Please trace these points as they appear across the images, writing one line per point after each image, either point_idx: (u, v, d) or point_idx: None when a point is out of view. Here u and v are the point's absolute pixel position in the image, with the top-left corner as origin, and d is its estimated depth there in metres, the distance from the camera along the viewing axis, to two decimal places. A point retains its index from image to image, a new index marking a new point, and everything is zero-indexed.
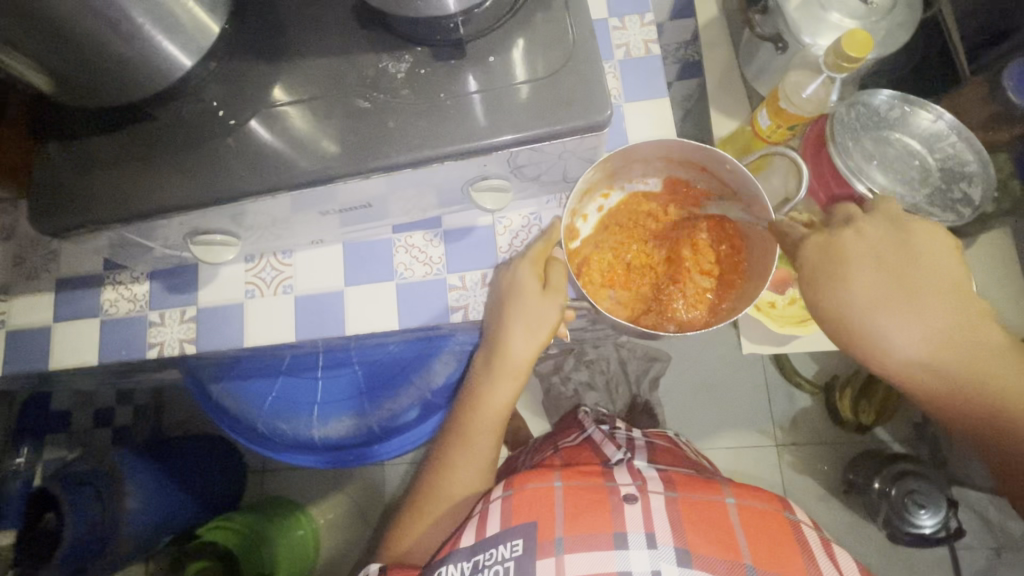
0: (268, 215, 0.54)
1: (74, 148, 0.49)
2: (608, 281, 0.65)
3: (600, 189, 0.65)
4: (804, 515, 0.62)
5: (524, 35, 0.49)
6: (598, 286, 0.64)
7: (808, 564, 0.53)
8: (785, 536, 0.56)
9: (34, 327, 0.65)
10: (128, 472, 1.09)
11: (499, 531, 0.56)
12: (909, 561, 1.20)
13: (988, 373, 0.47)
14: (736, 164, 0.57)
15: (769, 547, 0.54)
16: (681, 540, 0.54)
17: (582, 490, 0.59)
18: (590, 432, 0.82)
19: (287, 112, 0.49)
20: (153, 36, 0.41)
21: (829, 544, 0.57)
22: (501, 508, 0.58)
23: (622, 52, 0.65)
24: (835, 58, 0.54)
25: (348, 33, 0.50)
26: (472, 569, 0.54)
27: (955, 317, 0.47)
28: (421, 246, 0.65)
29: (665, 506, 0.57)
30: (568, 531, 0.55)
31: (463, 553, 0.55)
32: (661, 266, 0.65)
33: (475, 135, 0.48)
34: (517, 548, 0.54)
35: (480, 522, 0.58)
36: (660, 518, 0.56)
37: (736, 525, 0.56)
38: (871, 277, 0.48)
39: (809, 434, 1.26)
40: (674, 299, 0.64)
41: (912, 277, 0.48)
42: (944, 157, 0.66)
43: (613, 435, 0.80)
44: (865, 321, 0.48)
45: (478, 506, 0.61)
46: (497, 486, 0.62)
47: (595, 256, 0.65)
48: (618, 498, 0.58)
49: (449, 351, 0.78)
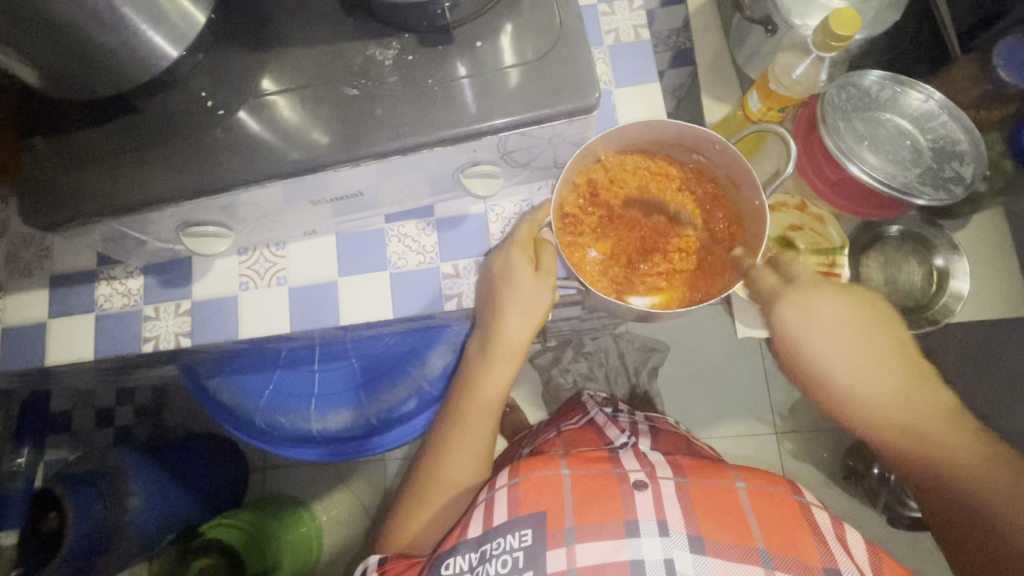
0: (259, 206, 0.54)
1: (60, 141, 0.49)
2: (614, 176, 0.61)
3: (678, 146, 0.61)
4: (812, 495, 0.61)
5: (512, 21, 0.49)
6: (604, 171, 0.61)
7: (822, 550, 0.53)
8: (794, 518, 0.55)
9: (28, 324, 0.65)
10: (130, 471, 1.08)
11: (506, 521, 0.55)
12: (911, 545, 1.20)
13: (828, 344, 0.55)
14: (727, 144, 0.56)
15: (780, 531, 0.54)
16: (692, 526, 0.53)
17: (590, 478, 0.58)
18: (593, 414, 0.83)
19: (274, 102, 0.49)
20: (138, 26, 0.41)
21: (841, 525, 0.56)
22: (508, 497, 0.57)
23: (612, 38, 0.65)
24: (823, 37, 0.53)
25: (335, 22, 0.50)
26: (480, 560, 0.53)
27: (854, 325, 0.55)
28: (414, 235, 0.65)
29: (675, 491, 0.57)
30: (578, 520, 0.54)
31: (470, 544, 0.55)
32: (639, 236, 0.62)
33: (466, 121, 0.48)
34: (525, 538, 0.54)
35: (486, 512, 0.57)
36: (671, 504, 0.55)
37: (746, 509, 0.55)
38: (831, 329, 0.55)
39: (809, 422, 1.26)
40: (620, 256, 0.62)
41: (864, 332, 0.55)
42: (936, 138, 0.66)
43: (615, 418, 0.82)
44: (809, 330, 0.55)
45: (483, 495, 0.60)
46: (500, 475, 0.61)
47: (628, 165, 0.62)
48: (627, 486, 0.57)
49: (446, 342, 0.81)
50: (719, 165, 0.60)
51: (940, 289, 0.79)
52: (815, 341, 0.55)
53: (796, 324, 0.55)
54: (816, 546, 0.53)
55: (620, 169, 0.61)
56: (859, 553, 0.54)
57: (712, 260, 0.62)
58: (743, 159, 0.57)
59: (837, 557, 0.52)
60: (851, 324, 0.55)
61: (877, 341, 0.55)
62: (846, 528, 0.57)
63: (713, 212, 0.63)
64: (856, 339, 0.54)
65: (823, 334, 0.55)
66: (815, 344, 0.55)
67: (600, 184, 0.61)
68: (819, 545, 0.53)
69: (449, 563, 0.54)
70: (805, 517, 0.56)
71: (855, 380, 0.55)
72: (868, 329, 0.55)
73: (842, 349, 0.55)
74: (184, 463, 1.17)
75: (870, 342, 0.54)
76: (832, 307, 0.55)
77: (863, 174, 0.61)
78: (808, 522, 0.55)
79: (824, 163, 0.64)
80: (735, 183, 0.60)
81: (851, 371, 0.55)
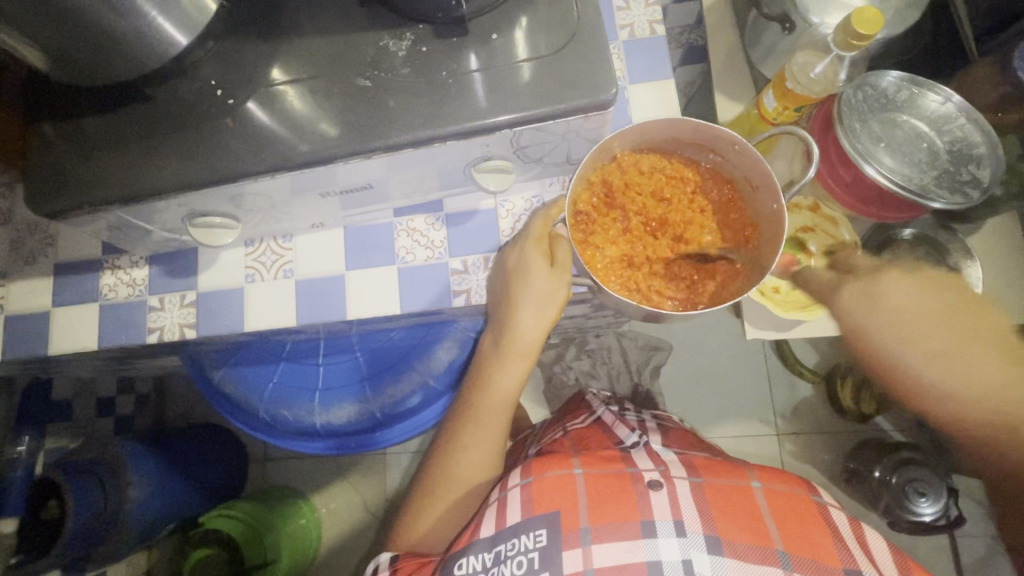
0: (268, 197, 0.53)
1: (67, 128, 0.48)
2: (629, 177, 0.61)
3: (695, 147, 0.61)
4: (829, 496, 0.61)
5: (528, 13, 0.48)
6: (619, 173, 0.60)
7: (840, 550, 0.52)
8: (811, 519, 0.55)
9: (31, 312, 0.64)
10: (130, 461, 1.06)
11: (520, 521, 0.55)
12: (910, 548, 1.20)
13: (891, 318, 0.57)
14: (746, 144, 0.55)
15: (798, 531, 0.53)
16: (710, 527, 0.53)
17: (604, 478, 0.58)
18: (601, 413, 0.83)
19: (284, 92, 0.48)
20: (149, 12, 0.40)
21: (857, 526, 0.56)
22: (521, 497, 0.57)
23: (627, 33, 0.65)
24: (844, 35, 0.52)
25: (348, 12, 0.49)
26: (494, 561, 0.53)
27: (924, 302, 0.56)
28: (422, 230, 0.64)
29: (691, 492, 0.56)
30: (593, 521, 0.53)
31: (483, 544, 0.55)
32: (655, 237, 0.61)
33: (477, 116, 0.47)
34: (540, 539, 0.53)
35: (499, 512, 0.57)
36: (687, 504, 0.54)
37: (763, 509, 0.55)
38: (902, 315, 0.57)
39: (811, 423, 1.25)
40: (635, 256, 0.61)
41: (933, 314, 0.56)
42: (953, 140, 0.65)
43: (624, 417, 0.81)
44: (869, 320, 0.58)
45: (495, 494, 0.60)
46: (513, 475, 0.61)
47: (645, 168, 0.61)
48: (642, 486, 0.57)
49: (452, 337, 0.80)
50: (736, 164, 0.59)
51: None
52: (879, 322, 0.57)
53: (861, 308, 0.59)
54: (834, 546, 0.53)
55: (635, 168, 0.61)
56: (877, 552, 0.54)
57: (727, 262, 0.61)
58: (762, 161, 0.56)
59: (856, 559, 0.51)
60: (927, 306, 0.56)
61: (948, 320, 0.55)
62: (862, 527, 0.57)
63: (729, 215, 0.62)
64: (920, 318, 0.56)
65: (891, 320, 0.57)
66: (883, 331, 0.57)
67: (615, 186, 0.60)
68: (838, 548, 0.52)
69: (462, 563, 0.54)
70: (823, 517, 0.55)
71: (928, 369, 0.56)
72: (937, 308, 0.56)
73: (917, 334, 0.56)
74: (186, 453, 1.17)
75: (936, 321, 0.56)
76: (899, 289, 0.57)
77: (879, 176, 0.60)
78: (827, 524, 0.55)
79: (838, 163, 0.64)
80: (752, 182, 0.59)
81: (922, 359, 0.56)
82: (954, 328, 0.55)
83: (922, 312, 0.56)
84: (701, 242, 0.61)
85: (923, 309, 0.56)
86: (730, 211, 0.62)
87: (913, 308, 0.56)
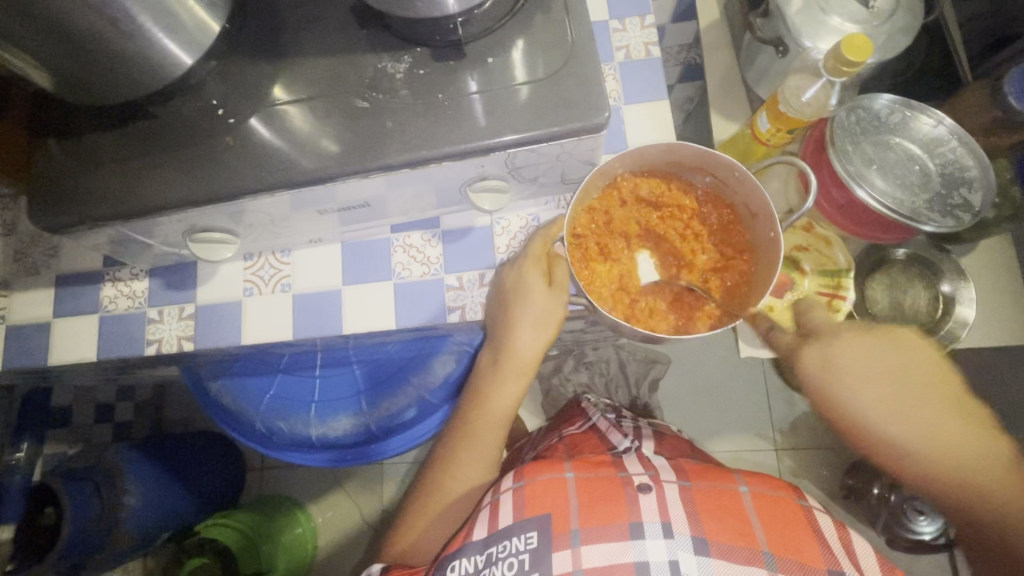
0: (266, 213, 0.54)
1: (73, 144, 0.49)
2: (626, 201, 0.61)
3: (694, 170, 0.61)
4: (815, 500, 0.62)
5: (524, 37, 0.49)
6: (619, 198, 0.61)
7: (821, 548, 0.53)
8: (798, 522, 0.55)
9: (33, 323, 0.65)
10: (128, 469, 1.07)
11: (511, 523, 0.55)
12: (909, 565, 1.19)
13: (853, 375, 0.57)
14: (746, 173, 0.56)
15: (783, 533, 0.54)
16: (698, 529, 0.53)
17: (594, 482, 0.58)
18: (596, 420, 0.84)
19: (286, 111, 0.49)
20: (154, 34, 0.41)
21: (842, 528, 0.57)
22: (513, 501, 0.57)
23: (623, 55, 0.66)
24: (835, 62, 0.53)
25: (348, 34, 0.50)
26: (485, 562, 0.53)
27: (894, 362, 0.57)
28: (419, 246, 0.65)
29: (679, 494, 0.56)
30: (583, 523, 0.54)
31: (476, 546, 0.55)
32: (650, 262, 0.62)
33: (474, 135, 0.48)
34: (531, 540, 0.53)
35: (491, 514, 0.57)
36: (676, 507, 0.55)
37: (750, 511, 0.55)
38: (863, 374, 0.57)
39: (809, 439, 1.25)
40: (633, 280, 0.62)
41: (908, 375, 0.57)
42: (944, 163, 0.67)
43: (619, 424, 0.82)
44: (839, 388, 0.58)
45: (488, 498, 0.61)
46: (506, 478, 0.61)
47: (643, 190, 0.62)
48: (632, 489, 0.57)
49: (449, 350, 0.81)
50: (736, 189, 0.60)
51: (946, 315, 0.80)
52: (846, 388, 0.57)
53: (827, 371, 0.58)
54: (819, 550, 0.53)
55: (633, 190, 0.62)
56: (859, 556, 0.54)
57: (724, 285, 0.62)
58: (762, 189, 0.57)
59: (837, 557, 0.52)
60: (884, 367, 0.57)
61: (904, 376, 0.57)
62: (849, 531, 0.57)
63: (726, 239, 0.63)
64: (886, 379, 0.57)
65: (856, 382, 0.57)
66: (847, 390, 0.57)
67: (613, 210, 0.61)
68: (822, 549, 0.53)
69: (455, 565, 0.54)
70: (809, 521, 0.56)
71: (890, 428, 0.56)
72: (897, 368, 0.57)
73: (874, 395, 0.56)
74: (183, 460, 1.17)
75: (889, 379, 0.57)
76: (860, 351, 0.58)
77: (870, 200, 0.61)
78: (811, 525, 0.56)
79: (831, 183, 0.64)
80: (750, 207, 0.60)
81: (881, 414, 0.56)
82: (924, 385, 0.56)
83: (891, 373, 0.57)
84: (697, 266, 0.62)
85: (887, 370, 0.57)
86: (725, 234, 0.63)
87: (872, 371, 0.57)
